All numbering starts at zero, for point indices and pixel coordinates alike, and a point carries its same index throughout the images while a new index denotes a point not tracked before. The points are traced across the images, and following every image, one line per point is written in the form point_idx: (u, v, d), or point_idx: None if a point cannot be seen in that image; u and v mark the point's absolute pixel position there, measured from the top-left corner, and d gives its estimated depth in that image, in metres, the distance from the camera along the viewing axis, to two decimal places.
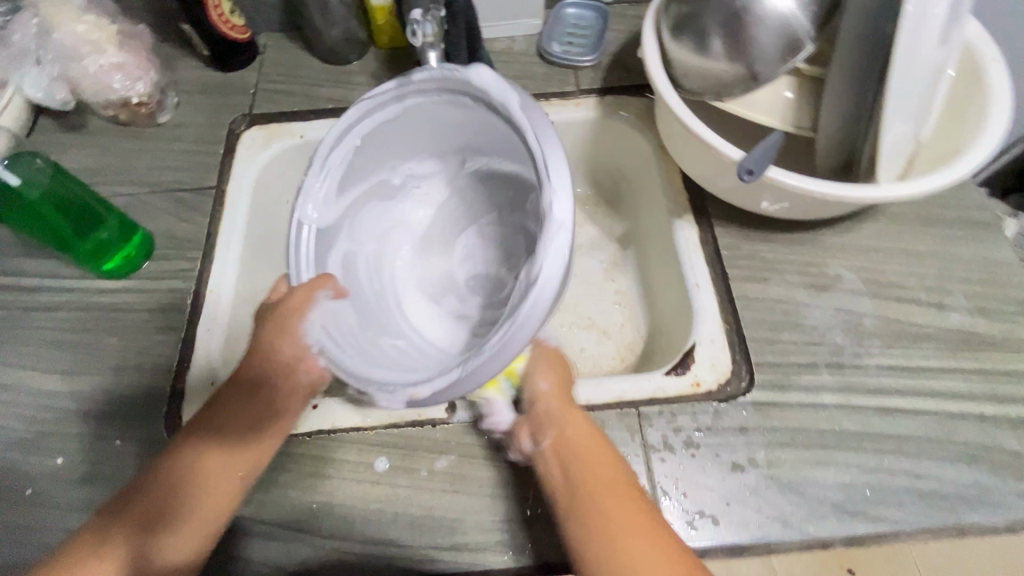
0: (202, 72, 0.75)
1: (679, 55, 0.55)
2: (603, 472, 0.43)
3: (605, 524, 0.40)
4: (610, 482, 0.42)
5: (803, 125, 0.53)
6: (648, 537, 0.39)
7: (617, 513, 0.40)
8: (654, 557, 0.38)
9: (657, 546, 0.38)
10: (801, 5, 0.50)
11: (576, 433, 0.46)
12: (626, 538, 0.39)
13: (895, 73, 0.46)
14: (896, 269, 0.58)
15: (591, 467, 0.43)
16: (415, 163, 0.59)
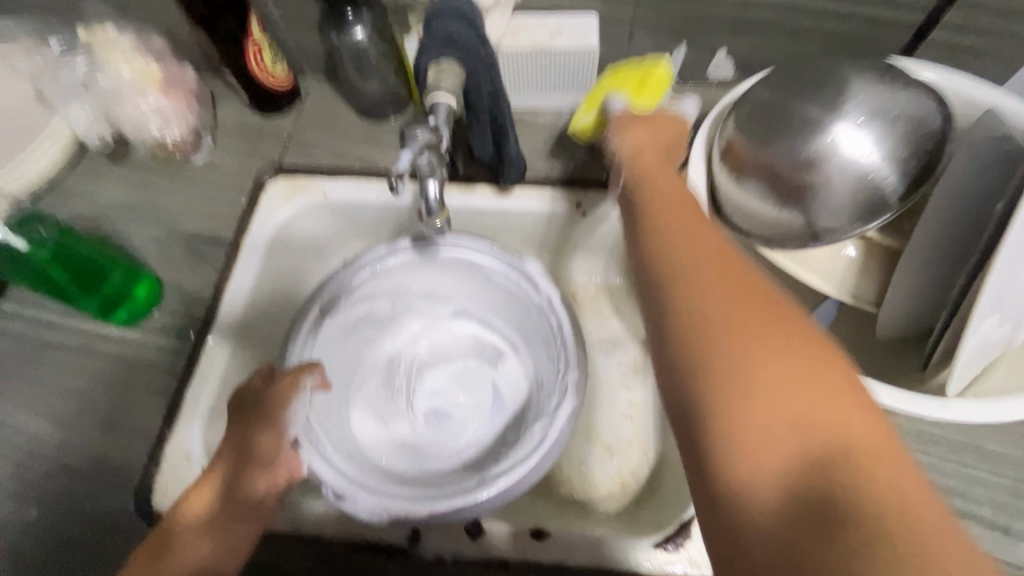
0: (243, 113, 0.74)
1: (727, 188, 0.47)
2: (744, 319, 0.32)
3: (737, 343, 0.31)
4: (737, 317, 0.32)
5: (865, 297, 0.45)
6: (788, 351, 0.30)
7: (769, 345, 0.30)
8: (801, 386, 0.29)
9: (813, 389, 0.29)
10: (886, 161, 0.42)
11: (689, 238, 0.37)
12: (772, 377, 0.30)
13: (998, 264, 0.34)
14: (961, 470, 0.49)
15: (737, 317, 0.31)
16: (422, 298, 0.68)
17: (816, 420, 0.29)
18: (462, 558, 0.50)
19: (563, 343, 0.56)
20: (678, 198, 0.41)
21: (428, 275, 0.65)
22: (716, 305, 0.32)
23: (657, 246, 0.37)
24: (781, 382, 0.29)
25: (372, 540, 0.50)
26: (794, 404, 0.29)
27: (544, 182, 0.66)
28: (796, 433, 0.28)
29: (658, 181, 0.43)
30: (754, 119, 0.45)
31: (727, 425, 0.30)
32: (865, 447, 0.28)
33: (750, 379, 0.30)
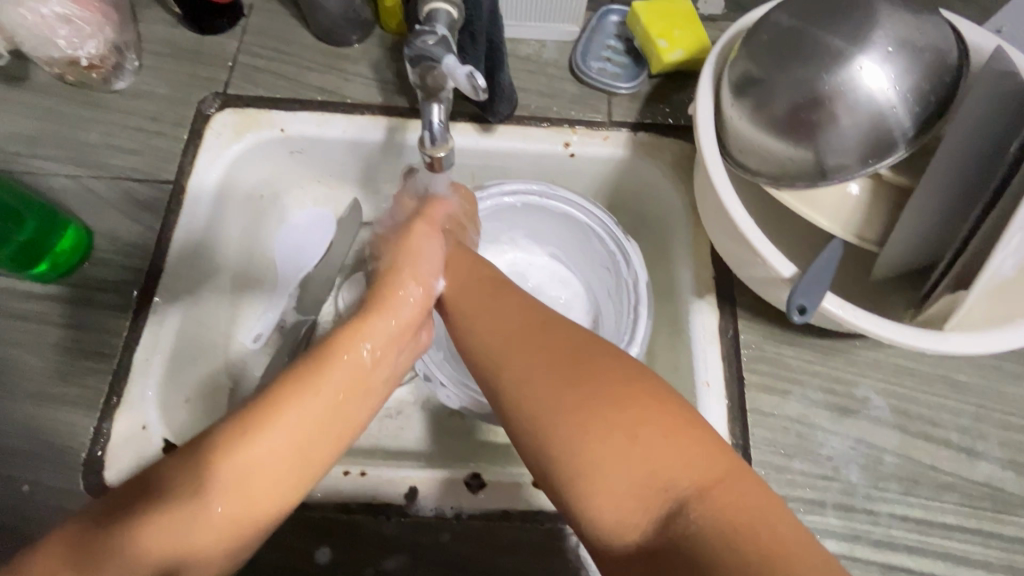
0: (173, 31, 0.63)
1: (736, 123, 0.45)
2: (496, 314, 0.44)
3: (496, 340, 0.42)
4: (521, 342, 0.40)
5: (869, 236, 0.45)
6: (529, 326, 0.42)
7: (545, 369, 0.38)
8: (537, 346, 0.40)
9: (554, 346, 0.40)
10: (901, 94, 0.40)
11: (467, 278, 0.49)
12: (548, 373, 0.38)
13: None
14: (930, 399, 0.52)
15: (517, 352, 0.40)
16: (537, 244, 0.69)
17: (557, 371, 0.38)
18: (464, 512, 0.48)
19: (637, 300, 0.58)
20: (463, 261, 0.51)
21: (542, 223, 0.66)
22: (482, 315, 0.45)
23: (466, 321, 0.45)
24: (529, 346, 0.40)
25: (368, 501, 0.48)
26: (536, 362, 0.39)
27: (529, 119, 0.62)
28: (544, 380, 0.38)
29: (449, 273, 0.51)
30: (772, 50, 0.43)
31: (531, 428, 0.37)
32: (641, 407, 0.35)
33: (507, 352, 0.41)
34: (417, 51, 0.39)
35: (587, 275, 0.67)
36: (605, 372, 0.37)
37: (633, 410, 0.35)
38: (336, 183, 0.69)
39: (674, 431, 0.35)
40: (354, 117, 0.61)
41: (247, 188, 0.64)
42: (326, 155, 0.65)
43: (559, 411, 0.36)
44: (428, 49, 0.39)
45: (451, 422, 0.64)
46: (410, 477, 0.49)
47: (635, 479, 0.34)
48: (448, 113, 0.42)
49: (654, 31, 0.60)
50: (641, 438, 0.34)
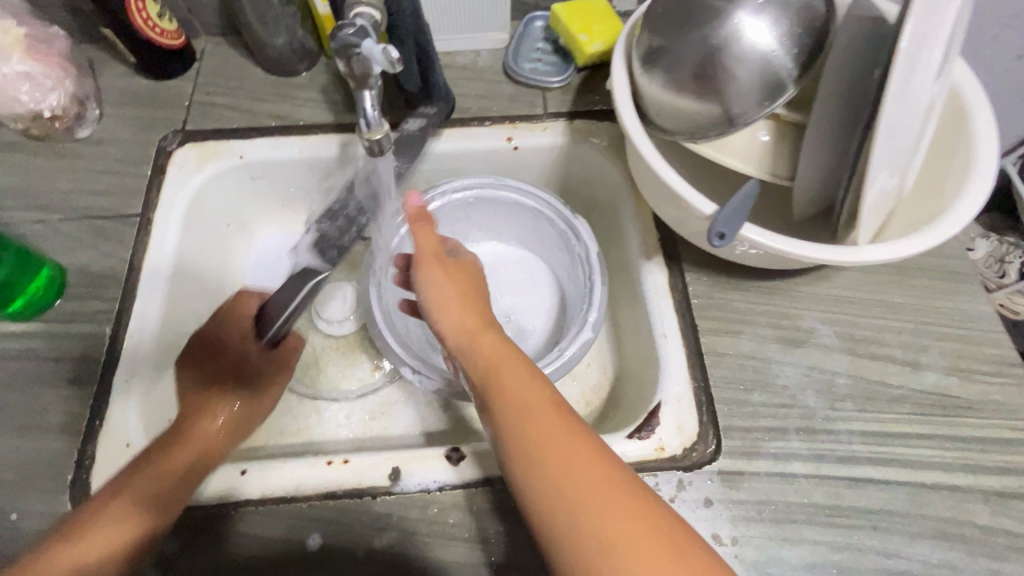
0: (130, 80, 0.67)
1: (649, 90, 0.50)
2: (566, 461, 0.36)
3: (569, 500, 0.35)
4: (578, 467, 0.36)
5: (781, 173, 0.49)
6: (608, 488, 0.35)
7: (608, 515, 0.33)
8: (614, 520, 0.33)
9: (647, 530, 0.33)
10: (782, 43, 0.45)
11: (514, 379, 0.42)
12: (614, 521, 0.33)
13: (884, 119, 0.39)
14: (872, 322, 0.55)
15: (574, 488, 0.35)
16: (499, 237, 0.73)
17: (643, 560, 0.32)
18: (448, 483, 0.49)
19: (592, 270, 0.61)
20: (507, 371, 0.42)
21: (496, 215, 0.70)
22: (548, 459, 0.37)
23: (513, 426, 0.39)
24: (610, 523, 0.33)
25: (353, 487, 0.49)
26: (633, 545, 0.32)
27: (471, 121, 0.67)
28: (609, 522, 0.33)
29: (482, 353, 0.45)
30: (667, 21, 0.48)
31: None
32: None
33: (589, 523, 0.33)
34: (342, 42, 0.44)
35: (548, 259, 0.71)
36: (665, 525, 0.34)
37: None
38: (299, 206, 0.73)
39: None
40: (309, 137, 0.66)
41: (211, 214, 0.67)
42: (285, 177, 0.69)
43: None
44: (351, 38, 0.43)
45: (434, 417, 0.66)
46: (391, 459, 0.50)
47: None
48: (379, 102, 0.48)
49: (574, 27, 0.66)
50: None
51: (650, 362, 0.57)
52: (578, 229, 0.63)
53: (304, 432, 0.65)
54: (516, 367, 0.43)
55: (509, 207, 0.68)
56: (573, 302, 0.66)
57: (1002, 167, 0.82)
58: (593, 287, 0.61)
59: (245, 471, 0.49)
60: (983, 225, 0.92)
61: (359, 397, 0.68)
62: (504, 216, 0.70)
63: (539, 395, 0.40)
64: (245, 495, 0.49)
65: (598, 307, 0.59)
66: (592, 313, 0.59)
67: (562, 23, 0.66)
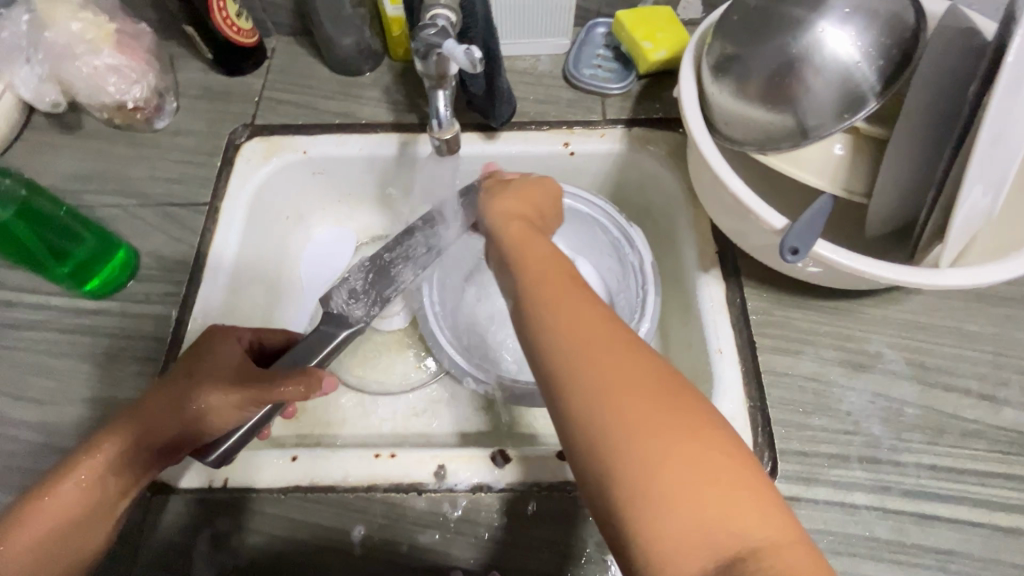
0: (206, 75, 0.70)
1: (719, 98, 0.49)
2: (579, 310, 0.37)
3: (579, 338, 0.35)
4: (584, 310, 0.37)
5: (856, 189, 0.47)
6: (609, 329, 0.36)
7: (611, 349, 0.34)
8: (620, 360, 0.34)
9: (643, 369, 0.34)
10: (865, 53, 0.44)
11: (539, 252, 0.44)
12: (606, 356, 0.34)
13: (984, 134, 0.36)
14: (945, 350, 0.52)
15: (575, 322, 0.36)
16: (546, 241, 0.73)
17: (642, 397, 0.32)
18: (493, 486, 0.49)
19: (645, 279, 0.61)
20: (541, 257, 0.43)
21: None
22: (561, 306, 0.37)
23: (534, 275, 0.41)
24: (617, 367, 0.33)
25: (398, 481, 0.49)
26: (622, 370, 0.33)
27: (529, 124, 0.67)
28: (610, 351, 0.34)
29: (511, 232, 0.47)
30: (743, 29, 0.47)
31: (587, 406, 0.32)
32: (695, 423, 0.32)
33: (592, 360, 0.34)
34: (424, 43, 0.44)
35: (596, 265, 0.71)
36: (657, 365, 0.34)
37: (688, 425, 0.32)
38: (355, 202, 0.75)
39: (733, 474, 0.31)
40: (369, 135, 0.67)
41: (274, 207, 0.69)
42: (344, 173, 0.70)
43: (629, 429, 0.31)
44: (433, 39, 0.44)
45: (476, 418, 0.66)
46: (436, 456, 0.50)
47: (703, 529, 0.29)
48: (451, 102, 0.49)
49: (639, 34, 0.65)
50: (695, 459, 0.30)
51: (702, 377, 0.55)
52: (633, 235, 0.63)
53: (348, 423, 0.66)
54: (541, 244, 0.45)
55: (561, 212, 0.68)
56: (621, 309, 0.66)
57: None
58: (646, 295, 0.60)
59: (295, 458, 0.50)
60: None
61: (403, 392, 0.69)
62: (555, 221, 0.70)
63: (563, 271, 0.41)
64: (293, 481, 0.50)
65: (651, 316, 0.58)
66: (645, 323, 0.58)
67: (627, 30, 0.65)
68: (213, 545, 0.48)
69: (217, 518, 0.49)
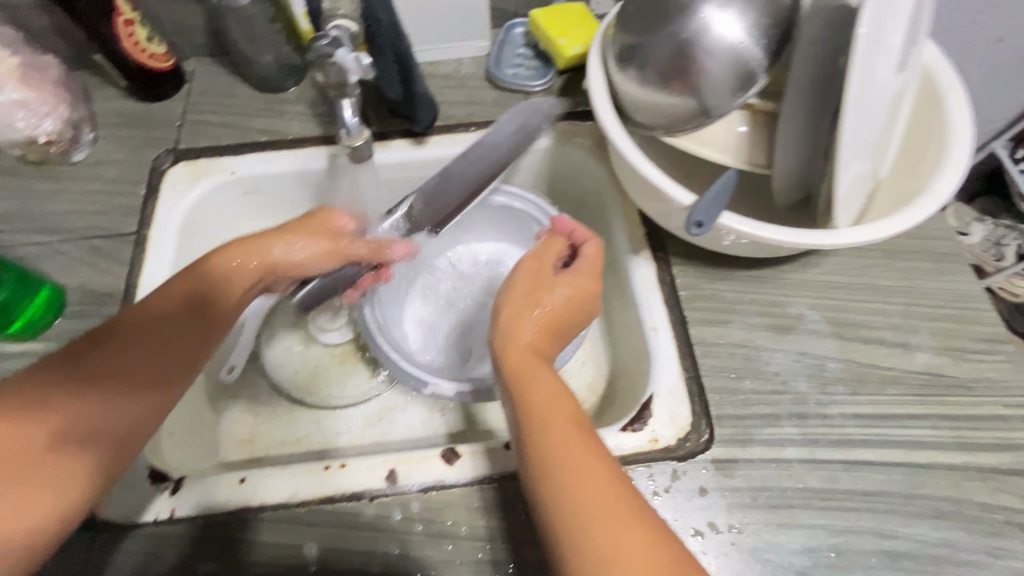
0: (124, 103, 0.69)
1: (626, 87, 0.51)
2: (590, 481, 0.35)
3: (595, 513, 0.34)
4: (595, 480, 0.35)
5: (758, 161, 0.50)
6: (619, 511, 0.34)
7: (620, 535, 0.33)
8: (633, 551, 0.32)
9: (653, 561, 0.32)
10: (751, 34, 0.46)
11: (543, 389, 0.41)
12: (615, 542, 0.33)
13: (848, 104, 0.39)
14: (860, 305, 0.56)
15: (584, 495, 0.35)
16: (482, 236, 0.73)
17: None
18: (443, 483, 0.50)
19: None
20: (554, 404, 0.40)
21: (483, 217, 0.70)
22: (568, 472, 0.36)
23: (539, 426, 0.39)
24: (637, 558, 0.32)
25: (350, 490, 0.50)
26: (633, 563, 0.32)
27: (456, 127, 0.68)
28: (622, 537, 0.33)
29: (516, 357, 0.45)
30: (639, 19, 0.49)
31: None
32: None
33: (608, 549, 0.32)
34: (315, 51, 0.46)
35: None
36: (666, 552, 0.33)
37: None
38: (292, 219, 0.74)
39: None
40: (297, 150, 0.67)
41: (208, 231, 0.68)
42: (276, 190, 0.70)
43: None
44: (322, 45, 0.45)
45: (432, 420, 0.67)
46: (387, 461, 0.51)
47: None
48: (359, 110, 0.50)
49: (553, 31, 0.67)
50: None
51: (642, 356, 0.57)
52: None
53: (306, 440, 0.66)
54: (545, 377, 0.43)
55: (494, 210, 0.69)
56: None
57: (990, 150, 0.83)
58: None
59: (243, 480, 0.50)
60: (972, 208, 0.92)
61: (359, 403, 0.68)
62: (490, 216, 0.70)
63: (576, 426, 0.39)
64: (243, 503, 0.49)
65: None
66: None
67: (541, 27, 0.67)
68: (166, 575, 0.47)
69: (189, 543, 0.48)
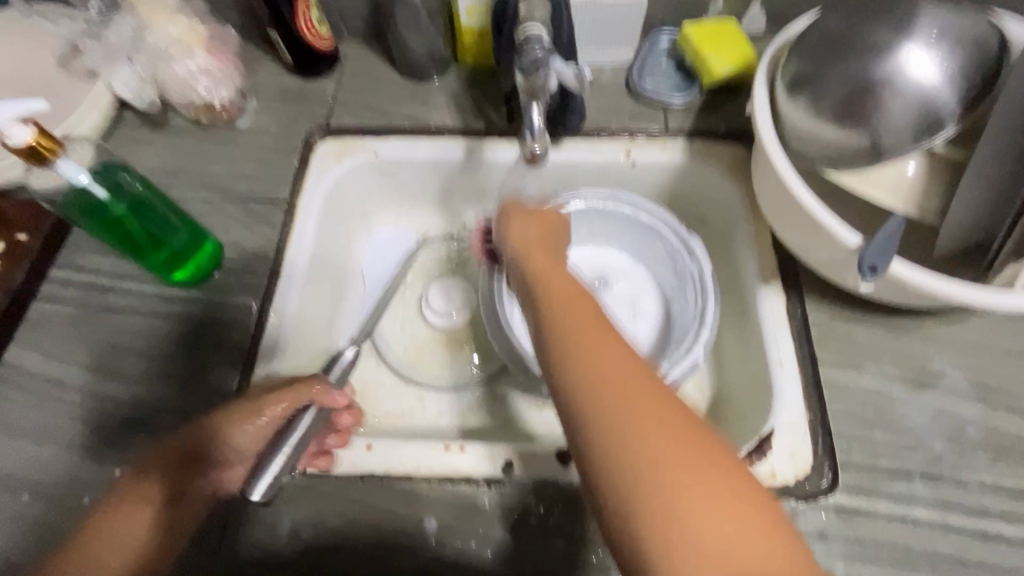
0: (282, 77, 0.74)
1: (795, 117, 0.50)
2: (618, 380, 0.36)
3: (630, 412, 0.34)
4: (623, 379, 0.36)
5: (926, 209, 0.49)
6: (650, 396, 0.35)
7: (653, 418, 0.34)
8: (665, 434, 0.33)
9: (687, 443, 0.33)
10: (947, 79, 0.45)
11: (573, 304, 0.42)
12: (651, 429, 0.34)
13: None
14: (1009, 372, 0.53)
15: (618, 385, 0.35)
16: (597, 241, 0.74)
17: (700, 491, 0.32)
18: (558, 482, 0.51)
19: (706, 290, 0.62)
20: (583, 312, 0.41)
21: (610, 226, 0.71)
22: (600, 371, 0.37)
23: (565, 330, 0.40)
24: (667, 433, 0.33)
25: (466, 473, 0.52)
26: (666, 448, 0.33)
27: (592, 133, 0.68)
28: (653, 425, 0.34)
29: (546, 279, 0.46)
30: (822, 50, 0.48)
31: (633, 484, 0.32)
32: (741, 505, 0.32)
33: (643, 429, 0.34)
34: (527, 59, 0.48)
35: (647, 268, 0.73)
36: (700, 437, 0.34)
37: (739, 507, 0.32)
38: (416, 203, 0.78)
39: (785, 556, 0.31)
40: (437, 140, 0.70)
41: (344, 206, 0.72)
42: (409, 174, 0.73)
43: (682, 516, 0.31)
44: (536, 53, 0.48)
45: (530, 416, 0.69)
46: (504, 451, 0.53)
47: None
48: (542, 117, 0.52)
49: (705, 48, 0.66)
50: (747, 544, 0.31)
51: (760, 388, 0.57)
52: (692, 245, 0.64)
53: (409, 415, 0.69)
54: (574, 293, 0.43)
55: (618, 220, 0.70)
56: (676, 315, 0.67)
57: None
58: (705, 306, 0.61)
59: (370, 446, 0.53)
60: None
61: (461, 388, 0.71)
62: (612, 225, 0.71)
63: (605, 330, 0.39)
64: (369, 467, 0.52)
65: (708, 327, 0.60)
66: (705, 334, 0.59)
67: (693, 43, 0.67)
68: (294, 522, 0.51)
69: (319, 501, 0.51)
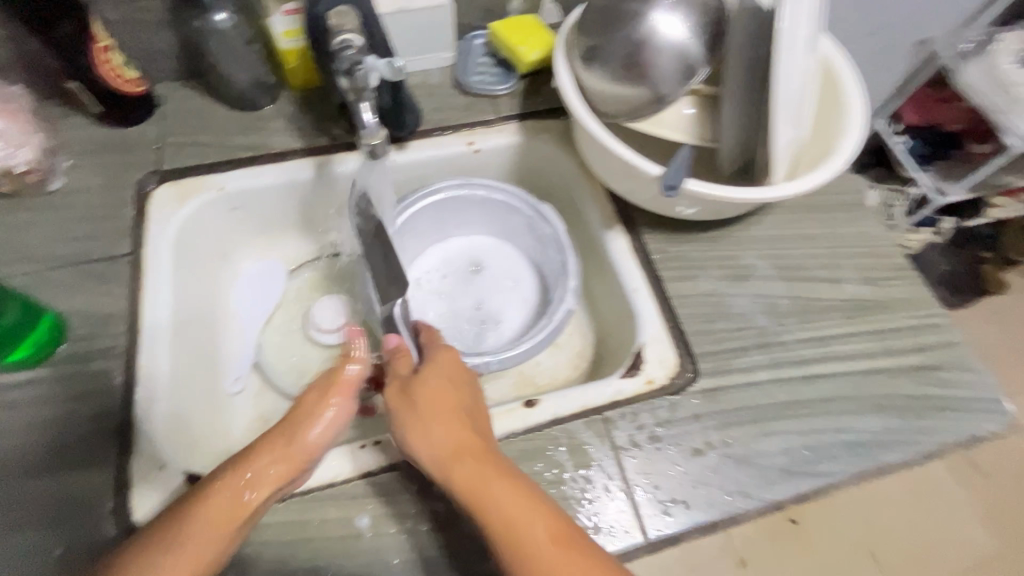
0: (95, 130, 0.69)
1: (593, 83, 0.59)
2: (507, 498, 0.43)
3: (518, 548, 0.41)
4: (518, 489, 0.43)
5: (705, 137, 0.61)
6: (540, 529, 0.42)
7: (540, 548, 0.41)
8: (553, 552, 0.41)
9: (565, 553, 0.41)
10: (692, 34, 0.56)
11: (473, 447, 0.46)
12: (541, 550, 0.41)
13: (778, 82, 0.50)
14: (797, 252, 0.67)
15: (513, 521, 0.42)
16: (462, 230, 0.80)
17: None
18: None
19: (564, 246, 0.70)
20: (480, 461, 0.46)
21: (469, 211, 0.76)
22: (501, 506, 0.43)
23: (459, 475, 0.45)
24: (548, 556, 0.41)
25: (386, 463, 0.53)
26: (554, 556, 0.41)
27: (434, 131, 0.74)
28: (542, 535, 0.42)
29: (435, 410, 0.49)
30: (597, 24, 0.58)
31: None
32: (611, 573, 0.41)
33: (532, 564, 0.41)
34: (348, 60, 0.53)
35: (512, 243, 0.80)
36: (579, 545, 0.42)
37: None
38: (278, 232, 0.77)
39: None
40: (283, 163, 0.70)
41: (199, 249, 0.70)
42: (263, 204, 0.72)
43: None
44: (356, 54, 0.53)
45: None
46: None
47: None
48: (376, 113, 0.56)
49: (513, 40, 0.75)
50: None
51: (627, 316, 0.66)
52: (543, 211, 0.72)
53: None
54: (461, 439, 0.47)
55: (476, 204, 0.76)
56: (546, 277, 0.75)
57: None
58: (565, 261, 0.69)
59: None
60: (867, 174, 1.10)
61: None
62: (472, 210, 0.76)
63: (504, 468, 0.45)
64: (286, 490, 0.51)
65: (572, 277, 0.68)
66: (572, 283, 0.67)
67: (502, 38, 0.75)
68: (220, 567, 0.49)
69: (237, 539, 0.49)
